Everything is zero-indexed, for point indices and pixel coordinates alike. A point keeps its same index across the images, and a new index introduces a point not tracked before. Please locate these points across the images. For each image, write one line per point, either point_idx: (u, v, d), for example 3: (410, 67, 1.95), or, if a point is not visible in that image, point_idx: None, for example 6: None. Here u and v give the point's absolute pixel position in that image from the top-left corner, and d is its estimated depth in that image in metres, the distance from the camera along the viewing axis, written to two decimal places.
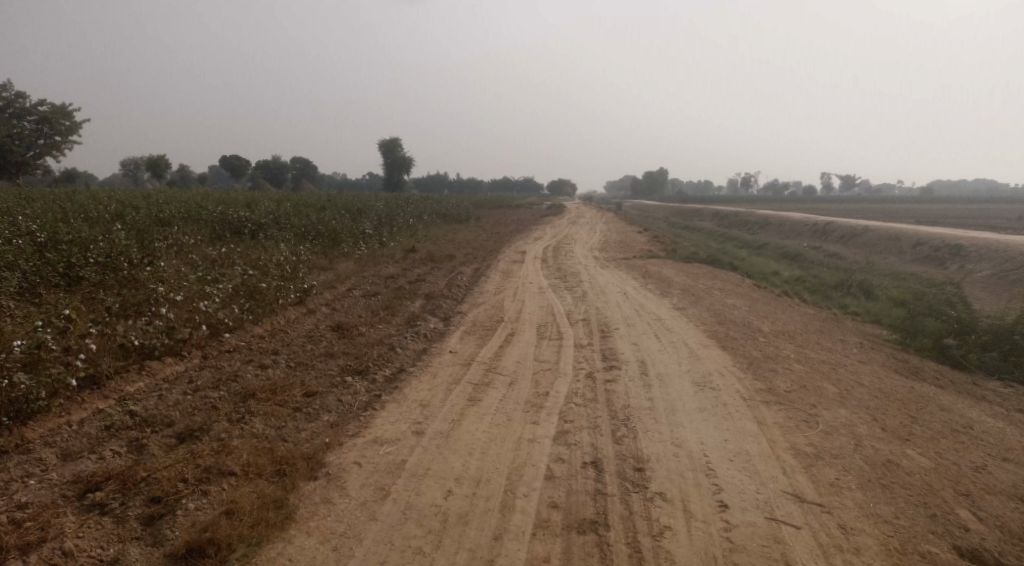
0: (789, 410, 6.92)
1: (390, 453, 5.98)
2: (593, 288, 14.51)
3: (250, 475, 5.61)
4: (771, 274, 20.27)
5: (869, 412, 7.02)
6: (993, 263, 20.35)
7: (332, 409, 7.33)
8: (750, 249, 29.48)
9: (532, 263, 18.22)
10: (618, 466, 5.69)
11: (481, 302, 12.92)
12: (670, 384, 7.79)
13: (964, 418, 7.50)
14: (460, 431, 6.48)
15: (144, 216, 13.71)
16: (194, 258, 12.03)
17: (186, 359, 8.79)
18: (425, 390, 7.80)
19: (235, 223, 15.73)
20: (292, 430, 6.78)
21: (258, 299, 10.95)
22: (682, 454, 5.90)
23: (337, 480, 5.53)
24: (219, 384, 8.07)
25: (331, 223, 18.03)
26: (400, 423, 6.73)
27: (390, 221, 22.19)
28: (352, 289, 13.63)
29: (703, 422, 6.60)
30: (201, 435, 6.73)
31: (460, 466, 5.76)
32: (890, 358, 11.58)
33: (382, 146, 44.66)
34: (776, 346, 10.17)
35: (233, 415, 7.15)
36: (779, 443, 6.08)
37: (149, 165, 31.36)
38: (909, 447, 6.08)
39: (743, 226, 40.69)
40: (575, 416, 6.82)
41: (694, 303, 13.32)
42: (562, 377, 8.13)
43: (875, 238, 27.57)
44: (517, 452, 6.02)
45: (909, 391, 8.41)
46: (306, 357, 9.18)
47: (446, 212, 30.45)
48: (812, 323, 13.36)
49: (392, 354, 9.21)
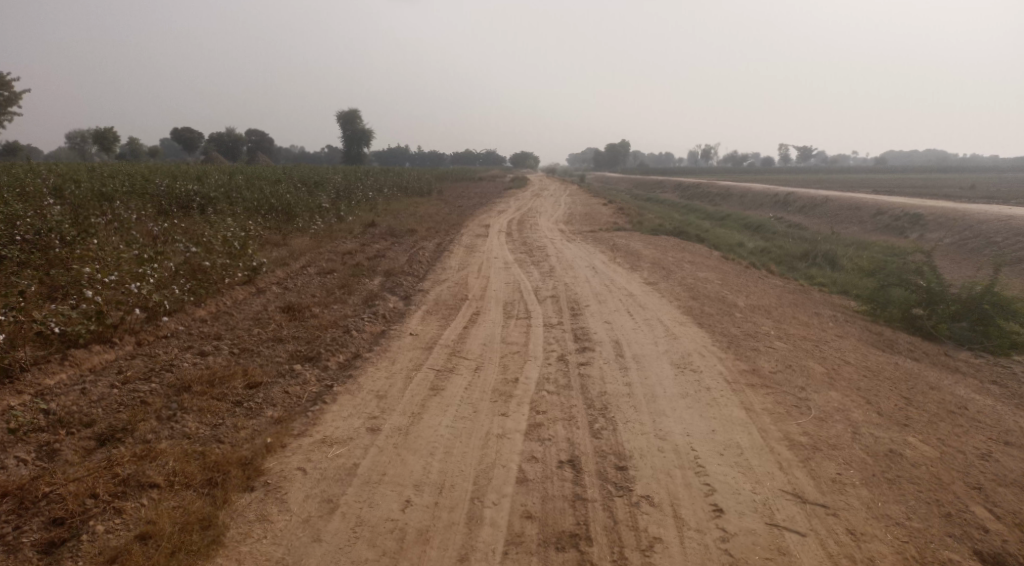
0: (777, 394, 6.41)
1: (339, 456, 5.26)
2: (560, 263, 13.87)
3: (174, 487, 4.85)
4: (737, 245, 19.94)
5: (859, 394, 6.56)
6: (953, 232, 20.36)
7: (277, 402, 6.56)
8: (714, 220, 29.29)
9: (496, 237, 17.50)
10: (597, 466, 5.09)
11: (443, 279, 12.17)
12: (649, 367, 7.21)
13: (954, 397, 7.10)
14: (421, 428, 5.79)
15: (84, 191, 12.60)
16: (133, 235, 10.99)
17: (116, 347, 7.87)
18: (382, 379, 7.08)
19: (183, 197, 14.61)
20: (229, 428, 6.00)
21: (202, 279, 10.00)
22: (668, 449, 5.33)
23: (276, 492, 4.80)
24: (151, 376, 7.21)
25: (286, 195, 16.98)
26: (353, 418, 6.00)
27: (349, 196, 21.18)
28: (306, 266, 12.73)
29: (687, 410, 6.04)
30: (125, 437, 5.89)
31: (421, 469, 5.10)
32: (864, 330, 11.25)
33: (341, 114, 43.08)
34: (753, 321, 9.71)
35: (163, 411, 6.32)
36: (772, 433, 5.56)
37: (96, 138, 29.66)
38: (910, 434, 5.61)
39: (705, 197, 40.51)
40: (548, 406, 6.19)
41: (665, 277, 12.82)
42: (532, 361, 7.49)
43: (835, 208, 27.55)
44: (485, 451, 5.37)
45: (895, 369, 8.01)
46: (251, 342, 8.36)
47: (407, 185, 29.42)
48: (784, 295, 12.98)
49: (347, 338, 8.44)
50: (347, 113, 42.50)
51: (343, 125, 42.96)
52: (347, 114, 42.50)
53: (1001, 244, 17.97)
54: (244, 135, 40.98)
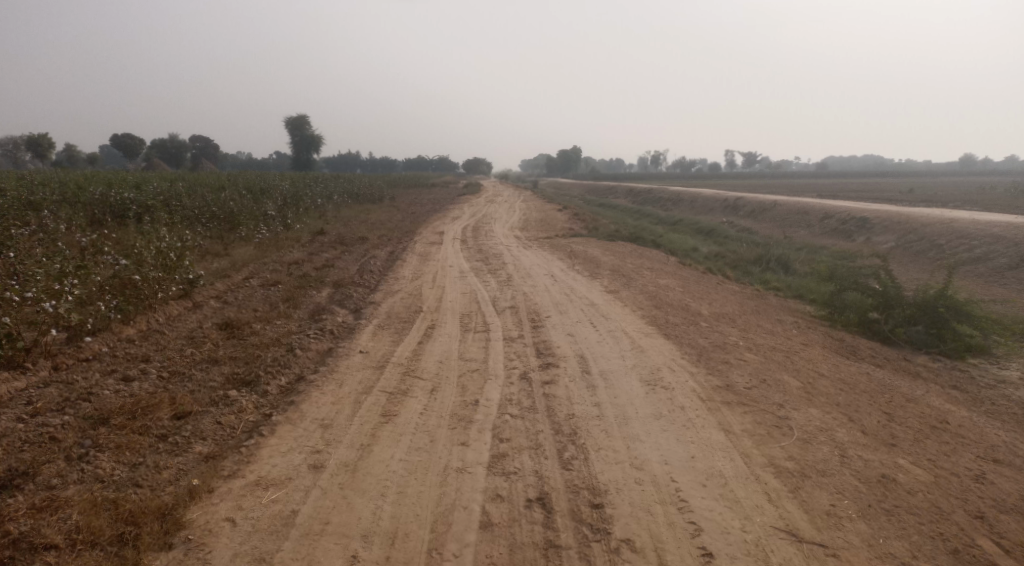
0: (756, 412, 6.00)
1: (275, 502, 4.62)
2: (518, 271, 13.32)
3: (76, 547, 4.16)
4: (692, 251, 19.81)
5: (840, 411, 6.22)
6: (898, 234, 20.68)
7: (206, 435, 5.78)
8: (667, 225, 29.31)
9: (451, 244, 16.87)
10: (570, 504, 4.59)
11: (396, 290, 11.49)
12: (617, 385, 6.72)
13: (931, 410, 6.84)
14: (371, 462, 5.18)
15: (5, 199, 11.47)
16: (56, 247, 9.96)
17: (29, 374, 6.97)
18: (327, 405, 6.38)
19: (117, 205, 13.52)
20: (149, 469, 5.21)
21: (131, 294, 9.08)
22: (647, 481, 4.84)
23: (199, 551, 4.17)
24: (65, 407, 6.33)
25: (229, 202, 15.97)
26: (294, 453, 5.34)
27: (297, 203, 20.23)
28: (249, 278, 11.87)
29: (663, 434, 5.56)
30: (23, 484, 4.99)
31: (371, 516, 4.50)
32: (826, 336, 11.03)
33: (289, 120, 41.66)
34: (720, 331, 9.35)
35: (74, 448, 5.50)
36: (756, 459, 5.14)
37: (28, 145, 27.93)
38: (899, 456, 5.35)
39: (656, 202, 40.67)
40: (512, 432, 5.64)
41: (626, 285, 12.42)
42: (492, 380, 6.92)
43: (784, 212, 27.87)
44: (443, 488, 4.79)
45: (868, 380, 7.72)
46: (183, 365, 7.54)
47: (358, 191, 28.50)
48: (744, 302, 12.74)
49: (290, 358, 7.71)
50: (296, 118, 41.28)
51: (291, 131, 41.63)
52: (295, 118, 41.29)
53: (945, 247, 18.26)
54: (189, 142, 39.34)
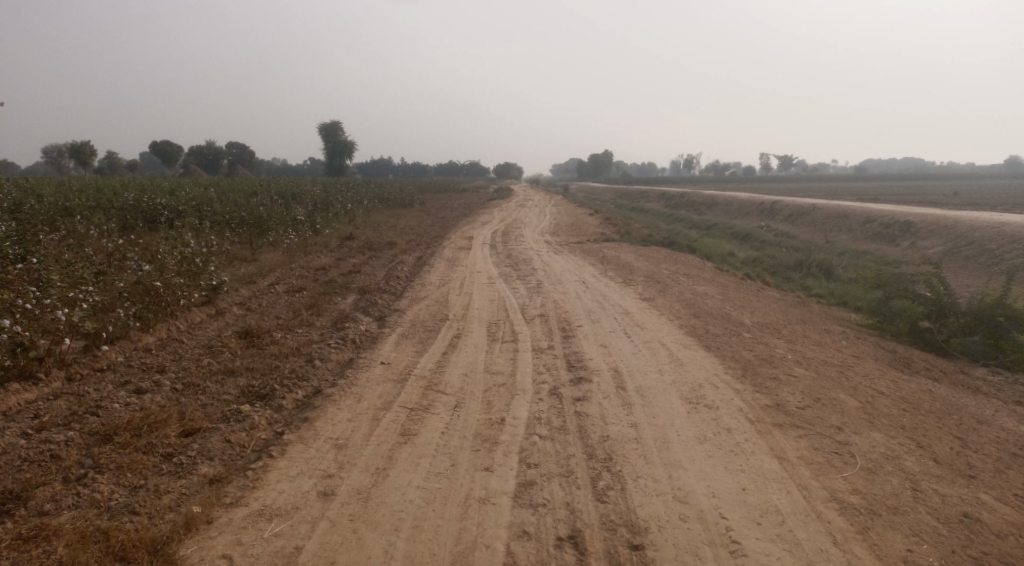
0: (813, 436, 5.40)
1: (278, 536, 4.28)
2: (548, 277, 12.82)
3: None
4: (729, 256, 19.05)
5: (907, 434, 5.59)
6: (946, 239, 19.62)
7: (213, 455, 5.39)
8: (701, 229, 28.50)
9: (480, 249, 16.44)
10: (605, 545, 4.14)
11: (422, 297, 11.08)
12: (656, 403, 6.16)
13: (1007, 433, 6.14)
14: (386, 489, 4.73)
15: (38, 205, 11.33)
16: (82, 251, 9.72)
17: (41, 386, 6.68)
18: (343, 422, 5.94)
19: (149, 210, 13.34)
20: (149, 493, 4.81)
21: (152, 300, 8.76)
22: (693, 518, 4.34)
23: None
24: (71, 422, 5.98)
25: (260, 207, 15.76)
26: (304, 478, 4.92)
27: (328, 208, 20.02)
28: (275, 284, 11.56)
29: (710, 460, 5.00)
30: (15, 509, 4.63)
31: (381, 555, 4.12)
32: (877, 347, 10.26)
33: (324, 127, 41.85)
34: (764, 342, 8.71)
35: (74, 468, 5.13)
36: (816, 492, 4.57)
37: (75, 155, 28.43)
38: (981, 490, 4.74)
39: (689, 206, 39.77)
40: (541, 456, 5.14)
41: (661, 292, 11.81)
42: (521, 396, 6.42)
43: (822, 216, 26.87)
44: (465, 523, 4.35)
45: (931, 399, 7.03)
46: (198, 376, 7.18)
47: (389, 196, 28.32)
48: (787, 310, 12.01)
49: (309, 369, 7.31)
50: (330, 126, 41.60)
51: (325, 138, 41.90)
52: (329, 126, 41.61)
53: (998, 252, 17.22)
54: (226, 149, 39.71)
